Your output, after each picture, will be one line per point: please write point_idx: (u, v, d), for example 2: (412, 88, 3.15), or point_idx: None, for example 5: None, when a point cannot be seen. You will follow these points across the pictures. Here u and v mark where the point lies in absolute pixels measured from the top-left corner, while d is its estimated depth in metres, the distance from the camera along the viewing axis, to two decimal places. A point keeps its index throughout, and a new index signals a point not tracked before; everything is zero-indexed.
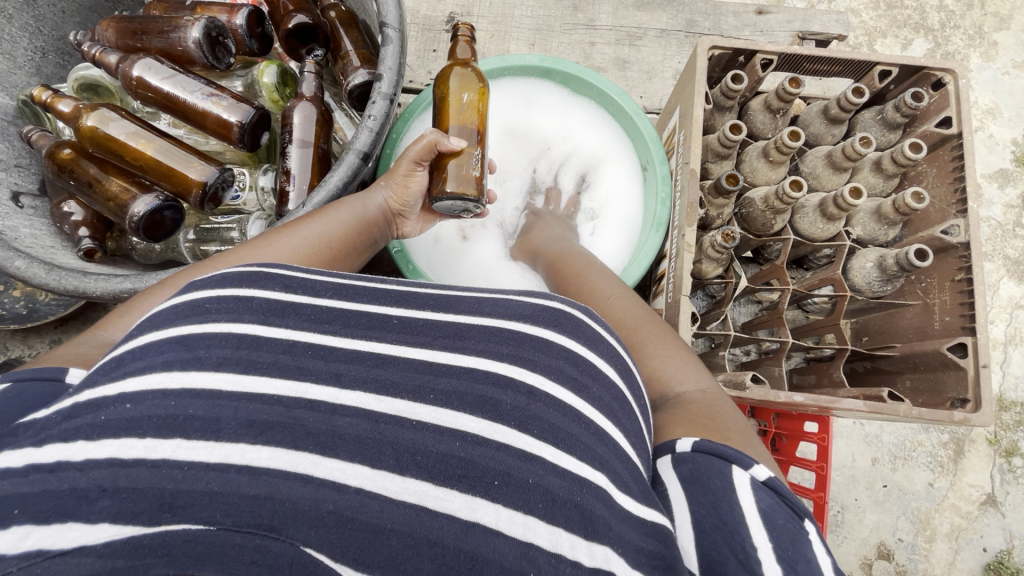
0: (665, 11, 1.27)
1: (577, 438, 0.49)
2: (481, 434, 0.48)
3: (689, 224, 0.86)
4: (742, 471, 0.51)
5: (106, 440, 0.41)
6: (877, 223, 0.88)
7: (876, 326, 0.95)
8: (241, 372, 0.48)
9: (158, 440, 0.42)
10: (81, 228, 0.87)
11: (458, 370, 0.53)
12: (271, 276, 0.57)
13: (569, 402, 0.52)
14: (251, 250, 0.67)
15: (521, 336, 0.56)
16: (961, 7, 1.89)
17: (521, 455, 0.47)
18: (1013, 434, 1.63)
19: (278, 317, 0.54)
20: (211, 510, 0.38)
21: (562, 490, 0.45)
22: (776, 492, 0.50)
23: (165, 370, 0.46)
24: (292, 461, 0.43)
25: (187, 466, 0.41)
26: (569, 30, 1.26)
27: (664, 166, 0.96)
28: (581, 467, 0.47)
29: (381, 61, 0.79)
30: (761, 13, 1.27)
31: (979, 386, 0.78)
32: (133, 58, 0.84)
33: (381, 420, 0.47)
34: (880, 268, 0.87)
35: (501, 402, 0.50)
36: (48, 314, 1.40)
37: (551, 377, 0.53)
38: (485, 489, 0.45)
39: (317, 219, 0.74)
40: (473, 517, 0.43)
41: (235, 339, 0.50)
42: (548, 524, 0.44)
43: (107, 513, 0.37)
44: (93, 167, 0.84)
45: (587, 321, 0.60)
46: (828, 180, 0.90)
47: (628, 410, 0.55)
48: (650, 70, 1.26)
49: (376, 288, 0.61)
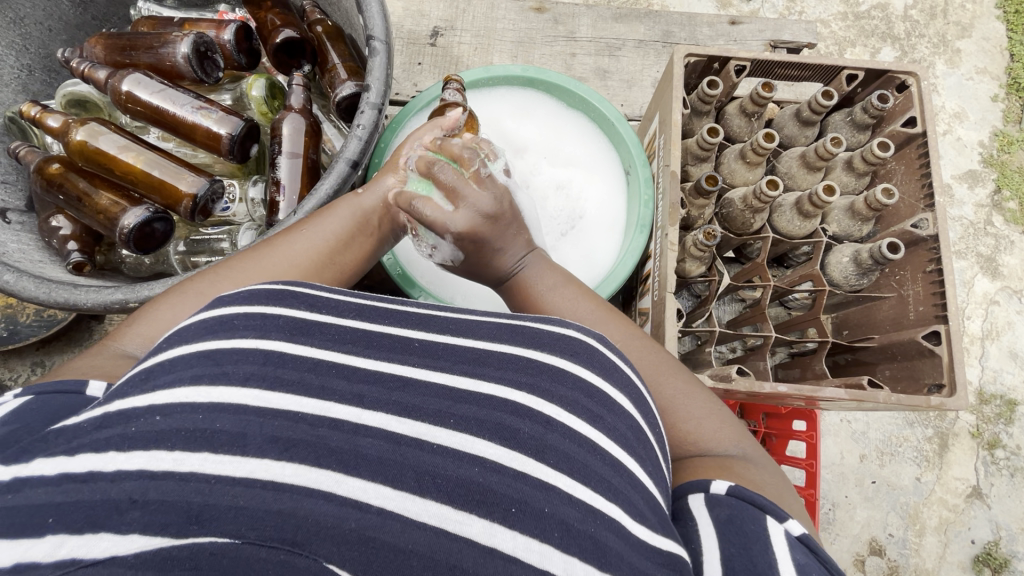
0: (642, 23, 1.31)
1: (592, 468, 0.51)
2: (499, 461, 0.49)
3: (671, 224, 0.89)
4: (778, 523, 0.52)
5: (136, 452, 0.41)
6: (851, 219, 0.92)
7: (855, 319, 0.97)
8: (268, 388, 0.49)
9: (186, 453, 0.42)
10: (70, 242, 0.87)
11: (478, 397, 0.54)
12: (296, 294, 0.58)
13: (585, 432, 0.53)
14: (251, 252, 0.68)
15: (538, 365, 0.57)
16: (924, 17, 1.97)
17: (538, 484, 0.48)
18: (994, 426, 1.67)
19: (303, 335, 0.55)
20: (236, 524, 0.39)
21: (576, 520, 0.47)
22: (809, 550, 0.51)
23: (193, 385, 0.47)
24: (315, 478, 0.44)
25: (214, 480, 0.41)
26: (550, 42, 1.30)
27: (647, 170, 0.99)
28: (595, 497, 0.49)
29: (369, 72, 0.81)
30: (735, 23, 1.32)
31: (954, 370, 0.82)
32: (122, 73, 0.85)
33: (403, 442, 0.48)
34: (855, 262, 0.90)
35: (519, 430, 0.52)
36: (28, 336, 1.38)
37: (567, 408, 0.54)
38: (502, 516, 0.46)
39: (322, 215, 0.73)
40: (492, 543, 0.44)
41: (261, 356, 0.51)
42: (563, 553, 0.45)
43: (137, 524, 0.37)
44: (81, 181, 0.84)
45: (601, 349, 0.61)
46: (803, 179, 0.93)
47: (643, 440, 0.56)
48: (630, 79, 1.30)
49: (397, 311, 0.62)
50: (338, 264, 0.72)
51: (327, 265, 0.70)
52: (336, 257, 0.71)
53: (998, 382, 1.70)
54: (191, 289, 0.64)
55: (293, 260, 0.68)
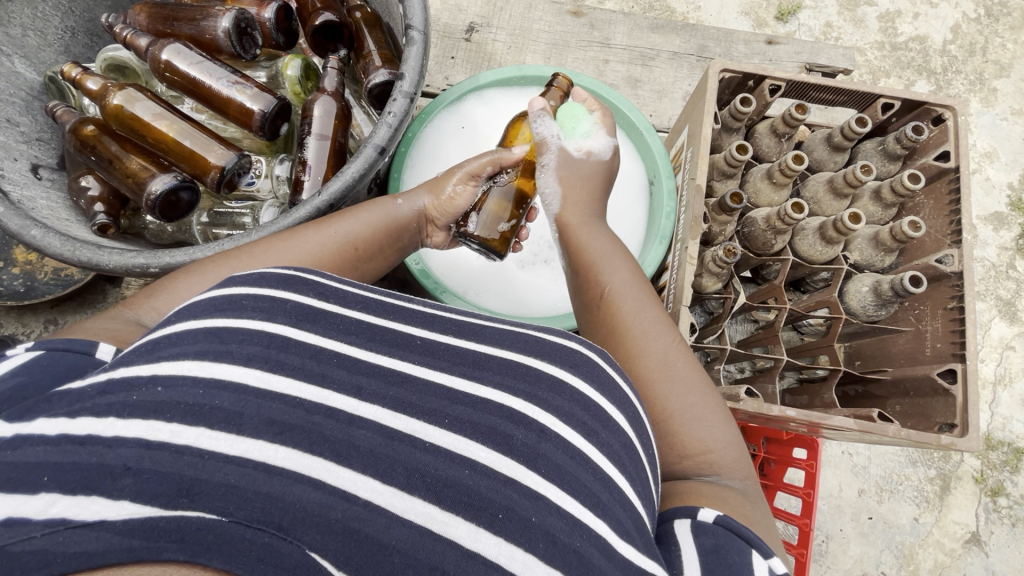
0: (678, 35, 1.31)
1: (582, 481, 0.50)
2: (491, 466, 0.49)
3: (693, 238, 0.89)
4: (763, 560, 0.52)
5: (135, 420, 0.41)
6: (874, 249, 0.91)
7: (868, 351, 0.96)
8: (269, 370, 0.49)
9: (183, 426, 0.42)
10: (97, 204, 0.88)
11: (474, 400, 0.54)
12: (307, 281, 0.58)
13: (578, 445, 0.52)
14: (276, 243, 0.68)
15: (536, 374, 0.57)
16: (963, 53, 1.94)
17: (527, 492, 0.48)
18: (999, 474, 1.64)
19: (309, 323, 0.54)
20: (225, 501, 0.38)
21: (562, 532, 0.46)
22: None
23: (197, 359, 0.47)
24: (306, 464, 0.44)
25: (207, 455, 0.41)
26: (585, 47, 1.30)
27: (671, 181, 0.98)
28: (583, 511, 0.48)
29: (404, 61, 0.82)
30: (772, 43, 1.32)
31: (967, 412, 0.80)
32: (163, 42, 0.86)
33: (396, 438, 0.49)
34: (875, 293, 0.89)
35: (512, 437, 0.51)
36: (46, 293, 1.41)
37: (563, 418, 0.54)
38: (488, 521, 0.45)
39: (353, 216, 0.74)
40: (475, 548, 0.44)
41: (265, 338, 0.51)
42: (547, 565, 0.44)
43: (128, 491, 0.38)
44: (114, 145, 0.86)
45: (601, 364, 0.61)
46: (829, 205, 0.92)
47: (635, 459, 0.56)
48: (661, 90, 1.29)
49: (403, 306, 0.61)
50: (357, 269, 0.74)
51: (349, 268, 0.73)
52: (359, 263, 0.74)
53: (1007, 429, 1.67)
54: (210, 273, 0.65)
55: (319, 259, 0.69)
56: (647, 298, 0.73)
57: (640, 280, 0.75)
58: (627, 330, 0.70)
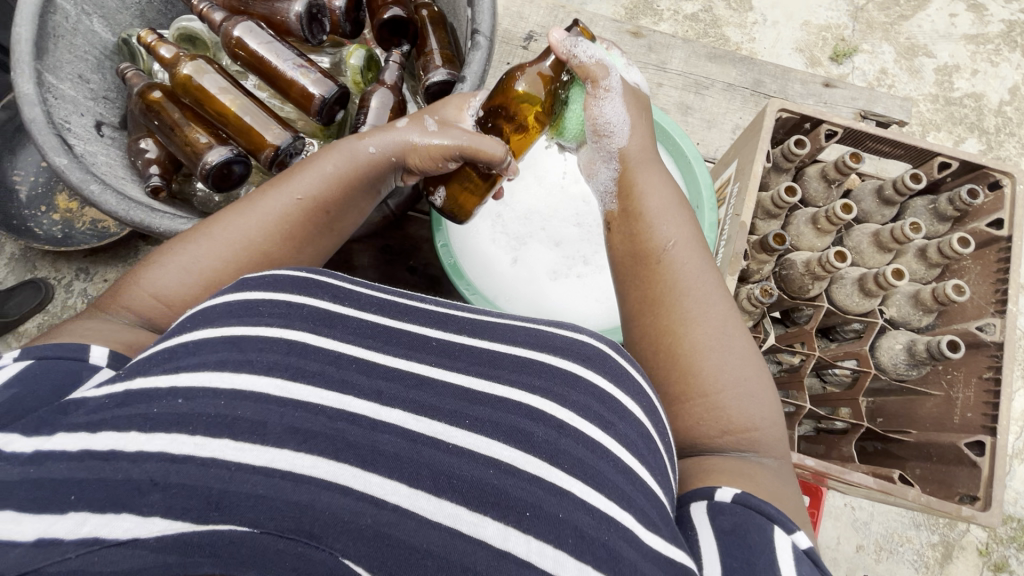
0: (735, 67, 1.30)
1: (606, 475, 0.49)
2: (514, 464, 0.48)
3: (731, 273, 0.87)
4: (785, 535, 0.50)
5: (157, 434, 0.43)
6: (913, 307, 0.89)
7: (892, 408, 0.95)
8: (288, 378, 0.49)
9: (207, 438, 0.43)
10: (153, 166, 0.91)
11: (493, 400, 0.53)
12: (320, 284, 0.59)
13: (598, 438, 0.51)
14: (232, 218, 0.66)
15: (552, 369, 0.57)
16: (1019, 116, 1.90)
17: (552, 489, 0.47)
18: (1004, 549, 1.60)
19: (327, 328, 0.55)
20: (255, 513, 0.40)
21: (589, 527, 0.46)
22: (813, 563, 0.49)
23: (217, 369, 0.48)
24: (333, 470, 0.44)
25: (234, 467, 0.42)
26: (640, 68, 1.30)
27: (714, 214, 0.98)
28: (609, 505, 0.47)
29: (468, 65, 0.83)
30: (828, 86, 1.31)
31: (991, 486, 0.79)
32: (237, 19, 0.88)
33: (419, 441, 0.49)
34: (908, 352, 0.88)
35: (533, 434, 0.51)
36: (81, 242, 1.45)
37: (580, 413, 0.53)
38: (517, 519, 0.45)
39: (312, 173, 0.69)
40: (505, 547, 0.44)
41: (283, 344, 0.52)
42: (576, 560, 0.44)
43: (158, 507, 0.39)
44: (177, 112, 0.88)
45: (615, 356, 0.60)
46: (872, 257, 0.91)
47: (654, 449, 0.55)
48: (711, 119, 1.28)
49: (417, 306, 0.63)
50: (328, 232, 0.71)
51: (321, 229, 0.70)
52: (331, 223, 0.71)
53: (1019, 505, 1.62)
54: (178, 262, 0.63)
55: (282, 226, 0.67)
56: (700, 260, 0.68)
57: (698, 240, 0.70)
58: (678, 286, 0.66)
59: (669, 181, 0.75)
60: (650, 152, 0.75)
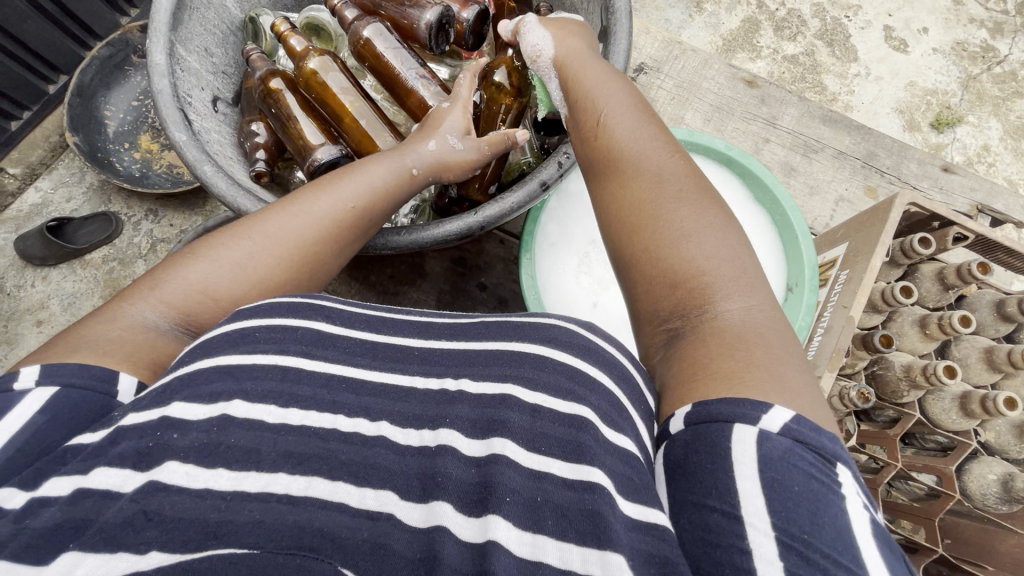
0: (850, 134, 1.24)
1: (587, 448, 0.43)
2: (488, 455, 0.44)
3: (829, 369, 0.83)
4: (749, 428, 0.40)
5: (153, 470, 0.39)
6: (1015, 437, 0.85)
7: (965, 533, 0.89)
8: (283, 406, 0.45)
9: (200, 468, 0.39)
10: (259, 151, 0.91)
11: (471, 397, 0.48)
12: (314, 307, 0.54)
13: (573, 414, 0.45)
14: (275, 219, 0.59)
15: (515, 356, 0.50)
16: None
17: (527, 473, 0.42)
18: None
19: (319, 349, 0.51)
20: (255, 536, 0.36)
21: (570, 501, 0.40)
22: (794, 440, 0.39)
23: (209, 404, 0.43)
24: (330, 488, 0.41)
25: (229, 497, 0.38)
26: (749, 119, 1.25)
27: (813, 296, 0.92)
28: (590, 472, 0.41)
29: None
30: (947, 170, 1.23)
31: None
32: (369, 20, 0.87)
33: (407, 454, 0.45)
34: (1004, 484, 0.83)
35: (508, 422, 0.45)
36: (155, 184, 1.47)
37: (549, 395, 0.46)
38: (495, 505, 0.40)
39: (354, 181, 0.63)
40: (486, 536, 0.38)
41: (277, 371, 0.47)
42: (558, 540, 0.39)
43: (155, 542, 0.35)
44: (294, 103, 0.88)
45: (585, 333, 0.52)
46: (978, 373, 0.86)
47: (628, 419, 0.47)
48: (814, 185, 1.22)
49: (406, 318, 0.57)
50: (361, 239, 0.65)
51: (357, 239, 0.64)
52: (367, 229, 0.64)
53: None
54: (224, 259, 0.57)
55: (319, 232, 0.60)
56: (649, 135, 0.59)
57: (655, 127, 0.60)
58: (634, 165, 0.57)
59: (619, 75, 0.65)
60: (585, 51, 0.68)
